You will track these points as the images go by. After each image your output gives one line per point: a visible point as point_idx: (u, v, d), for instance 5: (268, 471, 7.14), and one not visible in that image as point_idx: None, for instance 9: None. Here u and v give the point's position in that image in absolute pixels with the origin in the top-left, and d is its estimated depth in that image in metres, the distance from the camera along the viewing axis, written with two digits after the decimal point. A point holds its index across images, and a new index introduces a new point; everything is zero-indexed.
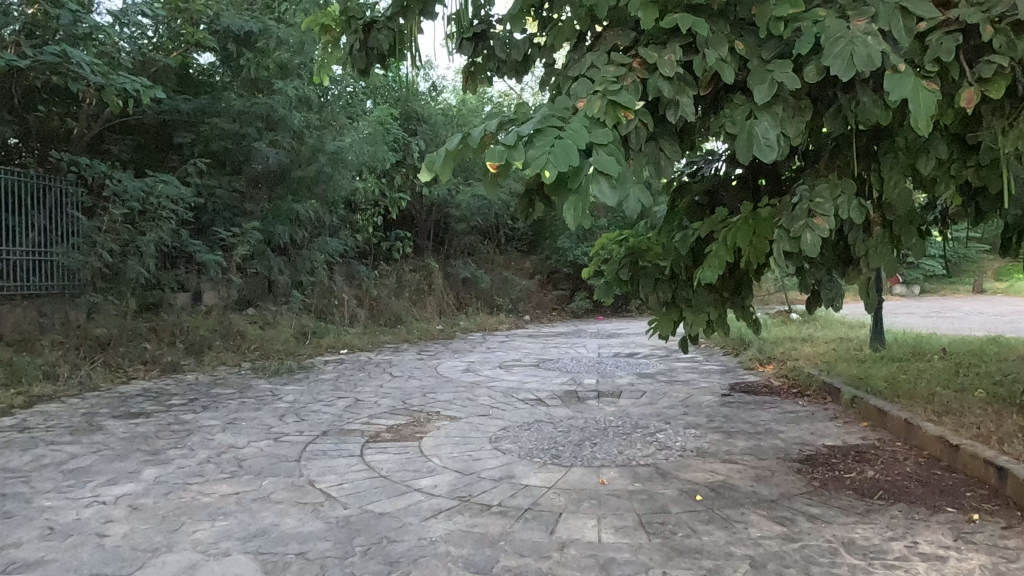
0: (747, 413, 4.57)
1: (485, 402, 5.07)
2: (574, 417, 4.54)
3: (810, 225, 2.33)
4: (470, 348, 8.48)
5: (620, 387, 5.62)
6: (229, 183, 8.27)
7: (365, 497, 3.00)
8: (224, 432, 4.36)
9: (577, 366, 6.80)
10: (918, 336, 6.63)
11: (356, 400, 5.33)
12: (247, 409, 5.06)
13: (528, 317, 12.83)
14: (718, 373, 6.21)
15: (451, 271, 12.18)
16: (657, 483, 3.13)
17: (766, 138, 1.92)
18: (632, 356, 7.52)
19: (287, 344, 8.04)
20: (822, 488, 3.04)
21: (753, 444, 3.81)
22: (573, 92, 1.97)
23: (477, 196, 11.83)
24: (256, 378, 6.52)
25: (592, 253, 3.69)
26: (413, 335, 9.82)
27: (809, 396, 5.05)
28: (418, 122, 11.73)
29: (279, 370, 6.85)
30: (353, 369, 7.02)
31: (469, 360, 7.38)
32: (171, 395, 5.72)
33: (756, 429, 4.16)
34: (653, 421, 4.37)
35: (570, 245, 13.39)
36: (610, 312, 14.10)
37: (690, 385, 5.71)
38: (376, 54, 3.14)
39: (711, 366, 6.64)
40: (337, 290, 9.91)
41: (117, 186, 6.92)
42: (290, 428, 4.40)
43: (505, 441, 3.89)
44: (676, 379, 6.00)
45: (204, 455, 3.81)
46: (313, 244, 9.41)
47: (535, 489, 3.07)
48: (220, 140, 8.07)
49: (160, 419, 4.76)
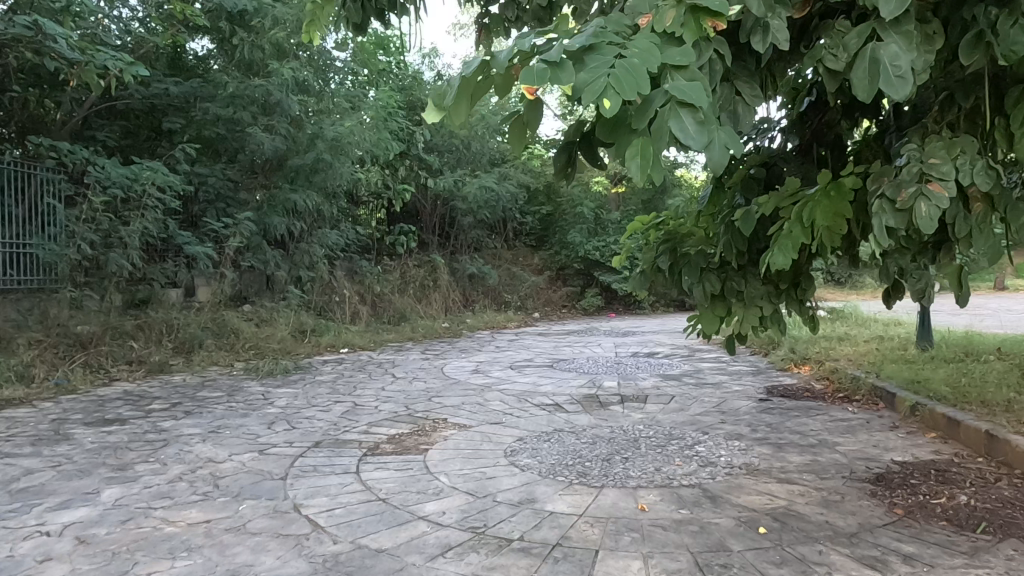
0: (794, 422, 4.05)
1: (497, 408, 4.57)
2: (598, 426, 4.03)
3: (925, 194, 1.80)
4: (478, 347, 7.97)
5: (645, 390, 5.12)
6: (222, 172, 7.79)
7: (359, 527, 2.51)
8: (204, 443, 3.86)
9: (594, 367, 6.30)
10: (965, 335, 6.12)
11: (355, 405, 4.84)
12: (233, 415, 4.56)
13: (537, 315, 12.33)
14: (750, 375, 5.69)
15: (457, 267, 11.68)
16: (708, 510, 2.63)
17: (896, 65, 1.41)
18: (652, 356, 7.01)
19: (285, 343, 7.59)
20: (908, 516, 2.53)
21: (810, 460, 3.29)
22: (631, 5, 1.45)
23: (484, 187, 11.33)
24: (248, 380, 6.03)
25: (626, 238, 3.18)
26: (417, 334, 9.32)
27: (858, 401, 4.53)
28: (423, 112, 11.29)
29: (273, 371, 6.36)
30: (353, 369, 6.53)
31: (476, 360, 6.88)
32: (153, 398, 5.24)
33: (809, 440, 3.65)
34: (688, 430, 3.86)
35: (580, 239, 12.89)
36: (622, 310, 13.60)
37: (721, 388, 5.19)
38: (374, 6, 2.61)
39: (740, 367, 6.13)
40: (338, 286, 9.41)
41: (99, 172, 6.42)
42: (278, 438, 3.90)
43: (522, 455, 3.40)
44: (705, 381, 5.50)
45: (178, 471, 3.31)
46: (311, 236, 8.93)
47: (561, 518, 2.57)
48: (213, 126, 7.62)
49: (136, 427, 4.27)
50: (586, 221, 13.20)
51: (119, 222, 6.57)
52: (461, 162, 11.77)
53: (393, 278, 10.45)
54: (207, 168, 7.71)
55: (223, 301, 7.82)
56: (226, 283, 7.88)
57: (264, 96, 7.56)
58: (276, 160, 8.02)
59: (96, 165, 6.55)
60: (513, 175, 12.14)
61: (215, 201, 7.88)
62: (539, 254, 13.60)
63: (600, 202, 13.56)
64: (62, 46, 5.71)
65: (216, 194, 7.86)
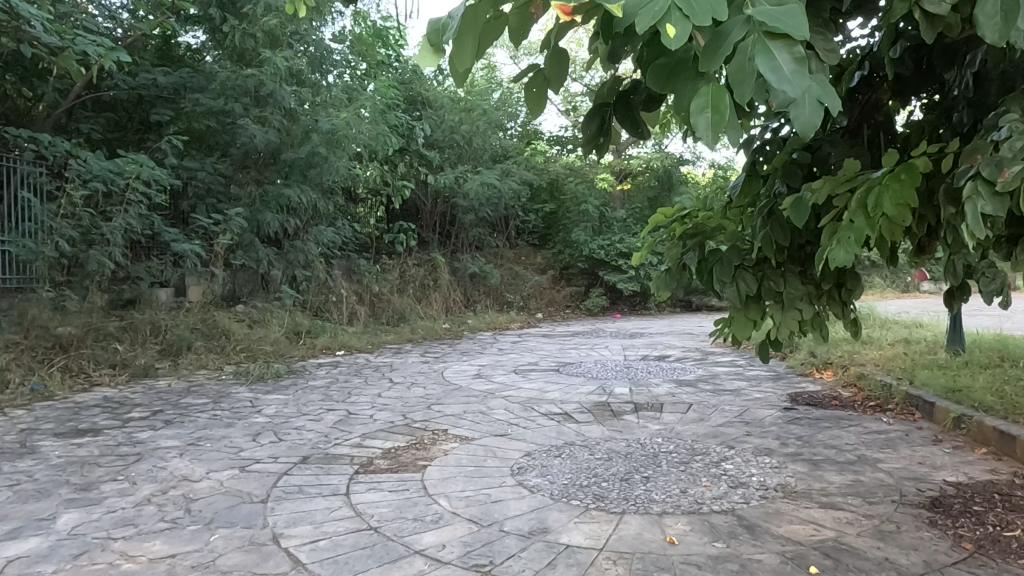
0: (826, 434, 3.71)
1: (502, 418, 4.22)
2: (612, 439, 3.69)
3: None
4: (480, 350, 7.64)
5: (659, 398, 4.77)
6: (212, 166, 7.44)
7: (347, 565, 2.17)
8: (181, 457, 3.52)
9: (603, 372, 5.95)
10: (997, 338, 5.77)
11: (349, 414, 4.49)
12: (216, 425, 4.23)
13: (540, 316, 12.00)
14: (770, 381, 5.35)
15: (458, 267, 11.34)
16: (747, 544, 2.29)
17: None
18: (662, 360, 6.67)
19: (278, 346, 7.27)
20: (981, 553, 2.19)
21: (852, 480, 2.95)
22: None
23: (486, 184, 10.98)
24: (237, 385, 5.69)
25: (648, 233, 2.83)
26: (417, 335, 8.98)
27: (892, 410, 4.19)
28: (423, 108, 11.01)
29: (264, 376, 6.02)
30: (349, 373, 6.20)
31: (478, 363, 6.54)
32: (133, 405, 4.89)
33: (848, 456, 3.31)
34: (712, 445, 3.52)
35: (585, 238, 12.54)
36: (628, 310, 13.25)
37: (741, 395, 4.85)
38: None
39: (757, 372, 5.79)
40: (335, 285, 9.07)
41: (81, 165, 6.08)
42: (262, 452, 3.56)
43: (532, 475, 3.06)
44: (724, 388, 5.15)
45: (148, 492, 2.97)
46: (307, 234, 8.59)
47: (580, 553, 2.23)
48: (203, 118, 7.30)
49: (109, 438, 3.92)
50: (591, 220, 12.87)
51: (100, 217, 6.20)
52: (462, 158, 11.42)
53: (392, 278, 10.12)
54: (197, 161, 7.38)
55: (213, 301, 7.49)
56: (217, 282, 7.55)
57: (256, 86, 7.20)
58: (269, 153, 7.68)
59: (78, 158, 6.21)
60: (515, 171, 11.80)
61: (205, 196, 7.54)
62: (542, 253, 13.26)
63: (604, 200, 13.22)
64: (38, 31, 5.36)
65: (207, 189, 7.52)
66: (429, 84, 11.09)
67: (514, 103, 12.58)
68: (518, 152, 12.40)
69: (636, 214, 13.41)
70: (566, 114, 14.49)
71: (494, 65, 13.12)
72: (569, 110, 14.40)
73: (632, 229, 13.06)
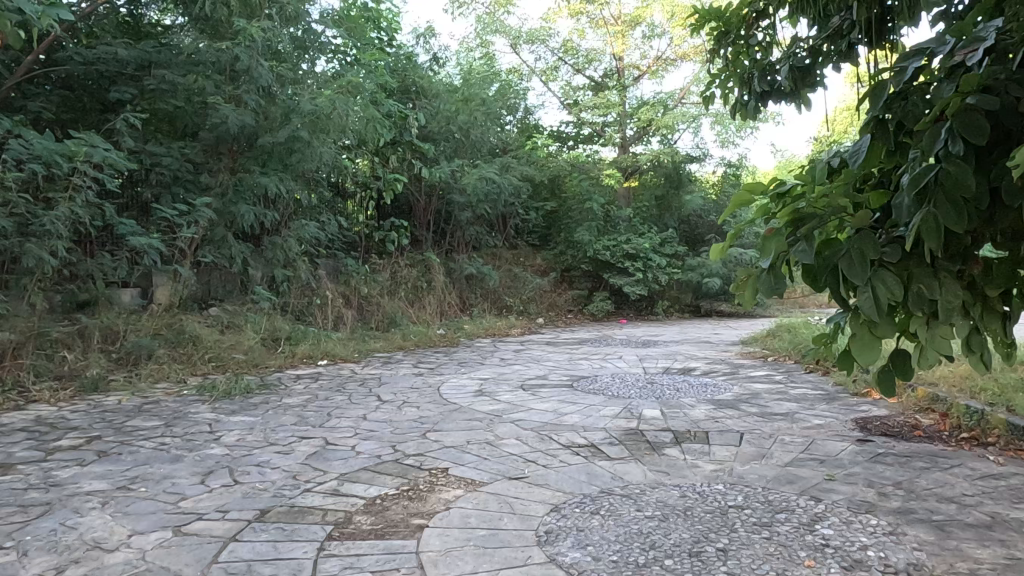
0: (931, 481, 2.92)
1: (515, 452, 3.42)
2: (661, 485, 2.89)
3: None
4: (480, 360, 6.83)
5: (701, 425, 3.98)
6: (179, 151, 6.54)
7: None
8: (101, 510, 2.68)
9: (624, 389, 5.16)
10: None
11: (326, 444, 3.68)
12: (160, 460, 3.38)
13: (542, 321, 11.21)
14: (824, 404, 4.56)
15: (454, 267, 10.51)
16: None
17: None
18: (687, 374, 5.88)
19: (252, 354, 6.51)
20: None
21: (1005, 558, 2.16)
22: None
23: (484, 178, 10.11)
24: (198, 403, 4.85)
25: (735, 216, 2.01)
26: (409, 342, 8.18)
27: (994, 445, 3.41)
28: (417, 98, 10.22)
29: (231, 392, 5.18)
30: (331, 388, 5.38)
31: (479, 377, 5.73)
32: (67, 429, 4.04)
33: (977, 515, 2.52)
34: (793, 497, 2.72)
35: (589, 237, 11.71)
36: (633, 315, 12.44)
37: (797, 422, 4.06)
38: None
39: (803, 391, 5.01)
40: (318, 287, 8.27)
41: (20, 144, 5.18)
42: (209, 504, 2.73)
43: (566, 545, 2.26)
44: (772, 411, 4.37)
45: (35, 572, 2.13)
46: (288, 229, 7.75)
47: None
48: (171, 97, 6.47)
49: (18, 479, 3.08)
50: (595, 219, 12.08)
51: (40, 205, 5.33)
52: (459, 151, 10.61)
53: (382, 279, 9.32)
54: (161, 146, 6.46)
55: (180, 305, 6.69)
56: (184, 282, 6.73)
57: (230, 61, 6.41)
58: (243, 138, 6.75)
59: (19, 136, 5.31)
60: (514, 167, 11.03)
61: (171, 185, 6.65)
62: (542, 254, 12.50)
63: (610, 197, 12.44)
64: None
65: (173, 177, 6.62)
66: (424, 72, 10.33)
67: (513, 95, 11.81)
68: (517, 146, 11.63)
69: (642, 213, 12.62)
70: (567, 109, 13.72)
71: (490, 55, 12.35)
72: (570, 105, 13.64)
73: (639, 228, 12.27)
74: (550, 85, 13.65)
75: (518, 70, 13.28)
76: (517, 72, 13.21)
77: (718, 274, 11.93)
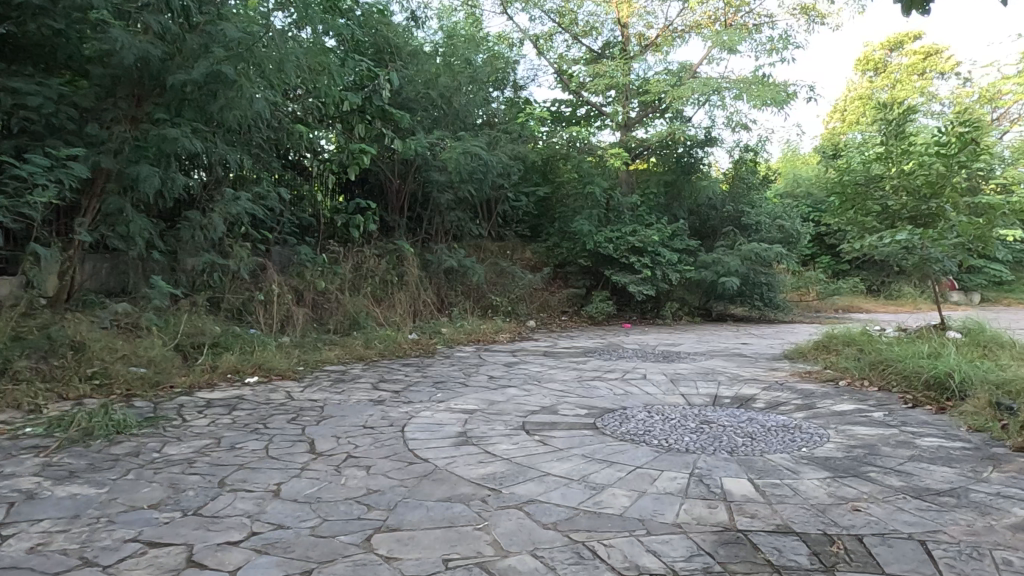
0: None
1: None
2: None
3: None
4: (462, 380, 5.16)
5: (840, 523, 2.36)
6: (58, 91, 4.78)
7: None
8: None
9: (675, 435, 3.54)
10: None
11: (186, 566, 1.99)
12: None
13: (533, 324, 9.58)
14: (999, 471, 2.97)
15: (430, 258, 8.86)
16: None
17: None
18: (750, 408, 4.26)
19: (154, 368, 4.79)
20: None
21: None
22: None
23: (467, 154, 8.30)
24: (27, 455, 3.10)
25: None
26: (371, 349, 6.52)
27: None
28: (391, 59, 8.48)
29: (92, 434, 3.44)
30: (245, 427, 3.68)
31: (461, 411, 4.05)
32: None
33: None
34: None
35: (590, 228, 10.03)
36: (636, 318, 10.92)
37: (991, 514, 2.46)
38: None
39: (938, 444, 3.42)
40: (260, 280, 6.60)
41: None
42: None
43: None
44: (929, 487, 2.76)
45: None
46: (217, 204, 6.03)
47: None
48: (43, 16, 4.68)
49: None
50: (596, 207, 10.38)
51: None
52: (438, 123, 8.92)
53: (343, 272, 7.64)
54: (31, 83, 4.70)
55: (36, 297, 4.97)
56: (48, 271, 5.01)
57: None
58: (149, 77, 4.99)
59: None
60: (503, 142, 9.37)
61: (45, 137, 4.89)
62: (531, 247, 11.01)
63: (613, 182, 10.72)
64: None
65: (48, 126, 4.86)
66: (401, 30, 8.48)
67: (501, 64, 10.17)
68: (507, 121, 9.98)
69: (649, 201, 11.04)
70: (562, 84, 12.03)
71: (475, 18, 10.71)
72: (567, 81, 11.97)
73: (645, 219, 10.65)
74: (544, 56, 11.96)
75: (509, 37, 11.57)
76: (507, 39, 11.52)
77: (736, 273, 10.35)
